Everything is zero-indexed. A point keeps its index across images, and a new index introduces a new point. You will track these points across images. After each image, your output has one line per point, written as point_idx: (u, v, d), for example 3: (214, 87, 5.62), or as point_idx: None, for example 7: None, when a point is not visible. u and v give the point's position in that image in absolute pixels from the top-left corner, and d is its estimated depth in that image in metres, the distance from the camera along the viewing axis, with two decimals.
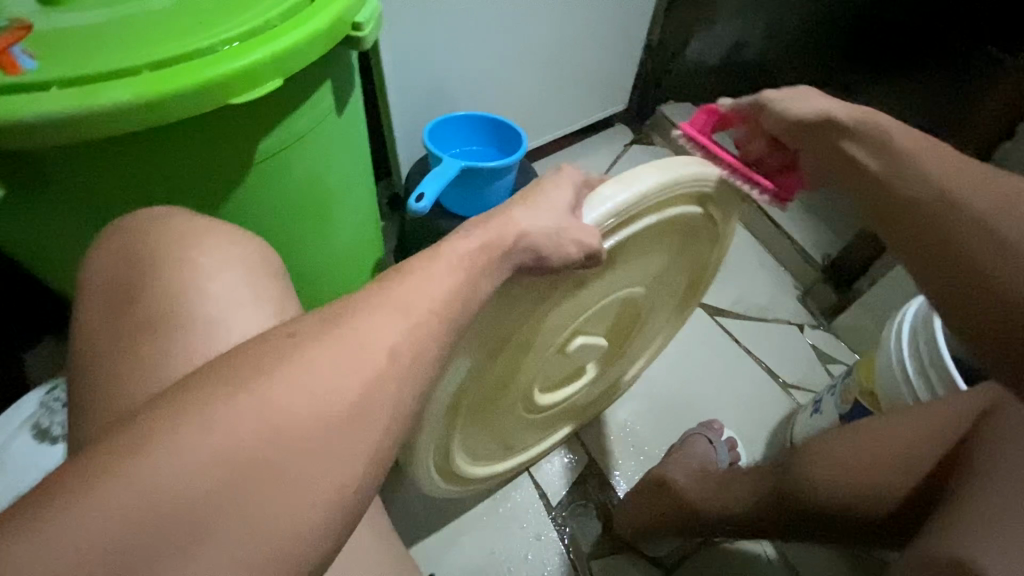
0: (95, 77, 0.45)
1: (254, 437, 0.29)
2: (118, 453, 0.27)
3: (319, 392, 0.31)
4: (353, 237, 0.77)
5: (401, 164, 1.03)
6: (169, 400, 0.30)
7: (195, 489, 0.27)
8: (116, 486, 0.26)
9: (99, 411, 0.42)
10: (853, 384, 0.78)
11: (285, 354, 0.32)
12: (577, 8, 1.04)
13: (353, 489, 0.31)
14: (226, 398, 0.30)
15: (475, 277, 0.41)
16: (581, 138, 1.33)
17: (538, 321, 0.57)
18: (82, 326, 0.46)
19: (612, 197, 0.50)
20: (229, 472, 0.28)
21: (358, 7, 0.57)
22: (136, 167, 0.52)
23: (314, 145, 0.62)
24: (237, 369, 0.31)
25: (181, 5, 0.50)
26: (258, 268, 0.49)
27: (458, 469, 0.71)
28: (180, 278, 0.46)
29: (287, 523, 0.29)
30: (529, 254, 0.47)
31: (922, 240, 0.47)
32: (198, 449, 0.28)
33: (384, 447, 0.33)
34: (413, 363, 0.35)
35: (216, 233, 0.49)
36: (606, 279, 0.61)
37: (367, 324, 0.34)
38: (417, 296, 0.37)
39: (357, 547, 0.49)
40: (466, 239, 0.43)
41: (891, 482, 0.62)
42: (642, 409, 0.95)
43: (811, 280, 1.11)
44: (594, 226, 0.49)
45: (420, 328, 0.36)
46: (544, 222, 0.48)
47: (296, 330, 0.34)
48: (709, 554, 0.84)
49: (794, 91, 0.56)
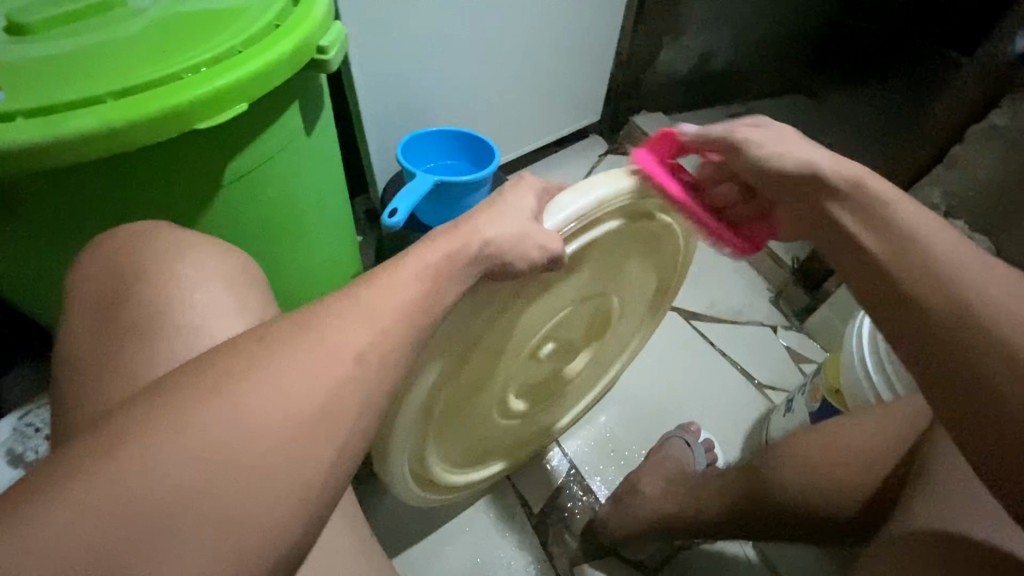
0: (62, 106, 0.46)
1: (227, 452, 0.30)
2: (83, 462, 0.28)
3: (283, 395, 0.32)
4: (328, 250, 0.78)
5: (378, 180, 1.05)
6: (133, 407, 0.31)
7: (161, 495, 0.28)
8: (89, 504, 0.27)
9: (69, 427, 0.42)
10: (820, 383, 0.80)
11: (247, 361, 0.33)
12: (546, 24, 1.06)
13: (319, 489, 0.32)
14: (190, 406, 0.30)
15: (440, 285, 0.42)
16: (556, 149, 1.35)
17: (507, 324, 0.59)
18: (58, 348, 0.47)
19: (572, 204, 0.51)
20: (193, 478, 0.29)
21: (323, 31, 0.58)
22: (105, 192, 0.53)
23: (285, 164, 0.63)
24: (199, 377, 0.32)
25: (149, 34, 0.51)
26: (241, 282, 0.49)
27: (434, 475, 0.71)
28: (162, 288, 0.46)
29: (256, 526, 0.29)
30: (493, 261, 0.48)
31: (874, 273, 0.45)
32: (163, 456, 0.29)
33: (349, 449, 0.34)
34: (379, 365, 0.36)
35: (199, 248, 0.50)
36: (573, 283, 0.63)
37: (329, 329, 0.35)
38: (379, 304, 0.38)
39: (333, 553, 0.49)
40: (431, 250, 0.44)
41: (858, 480, 0.64)
42: (621, 414, 0.97)
43: (782, 283, 1.14)
44: (555, 230, 0.51)
45: (383, 335, 0.37)
46: (505, 229, 0.49)
47: (262, 336, 0.35)
48: (688, 557, 0.85)
49: (773, 137, 0.53)
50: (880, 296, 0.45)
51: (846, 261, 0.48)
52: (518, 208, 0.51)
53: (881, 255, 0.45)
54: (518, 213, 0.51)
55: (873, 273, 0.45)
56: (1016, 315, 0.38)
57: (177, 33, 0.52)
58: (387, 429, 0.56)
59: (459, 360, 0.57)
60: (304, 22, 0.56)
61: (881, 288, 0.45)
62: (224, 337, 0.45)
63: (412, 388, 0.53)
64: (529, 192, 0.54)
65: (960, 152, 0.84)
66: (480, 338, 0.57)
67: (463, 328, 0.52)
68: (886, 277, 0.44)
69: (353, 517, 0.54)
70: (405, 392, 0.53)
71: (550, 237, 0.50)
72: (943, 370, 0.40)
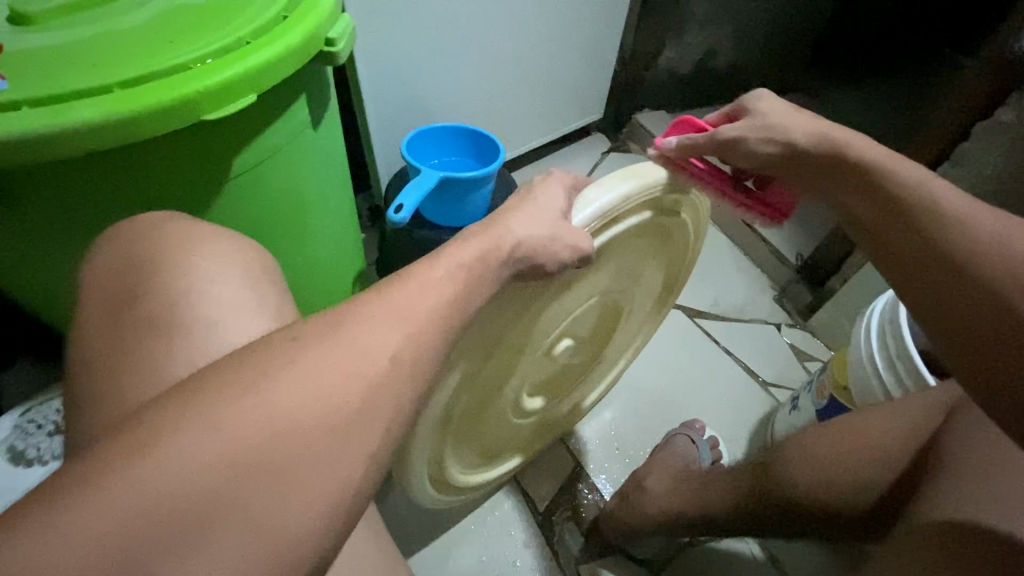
0: (68, 95, 0.45)
1: (261, 450, 0.30)
2: (119, 457, 0.28)
3: (314, 390, 0.32)
4: (335, 244, 0.78)
5: (382, 178, 1.04)
6: (164, 404, 0.30)
7: (195, 489, 0.28)
8: (124, 500, 0.26)
9: (86, 423, 0.41)
10: (827, 380, 0.80)
11: (277, 358, 0.32)
12: (551, 19, 1.05)
13: (353, 489, 0.32)
14: (221, 401, 0.30)
15: (471, 284, 0.42)
16: (560, 147, 1.35)
17: (528, 323, 0.58)
18: (72, 344, 0.45)
19: (596, 200, 0.51)
20: (223, 476, 0.28)
21: (330, 23, 0.58)
22: (112, 183, 0.52)
23: (291, 157, 0.62)
24: (228, 375, 0.32)
25: (157, 24, 0.51)
26: (257, 271, 0.49)
27: (449, 475, 0.71)
28: (180, 279, 0.45)
29: (289, 523, 0.29)
30: (523, 259, 0.48)
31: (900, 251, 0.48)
32: (196, 451, 0.28)
33: (383, 448, 0.33)
34: (412, 365, 0.35)
35: (217, 239, 0.49)
36: (588, 280, 0.62)
37: (358, 328, 0.35)
38: (408, 302, 0.37)
39: (354, 553, 0.49)
40: (458, 248, 0.44)
41: (871, 478, 0.63)
42: (626, 411, 0.97)
43: (786, 281, 1.13)
44: (583, 228, 0.50)
45: (416, 332, 0.36)
46: (531, 227, 0.48)
47: (290, 336, 0.34)
48: (695, 555, 0.84)
49: (762, 117, 0.55)
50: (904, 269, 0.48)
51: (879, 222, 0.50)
52: (541, 207, 0.51)
53: (918, 214, 0.48)
54: (541, 211, 0.50)
55: (909, 230, 0.48)
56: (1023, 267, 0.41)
57: (183, 23, 0.51)
58: (408, 430, 0.55)
59: (478, 362, 0.56)
60: (312, 14, 0.55)
61: (912, 244, 0.47)
62: (242, 335, 0.45)
63: (439, 387, 0.52)
64: (549, 190, 0.53)
65: (965, 150, 0.84)
66: (500, 338, 0.56)
67: (486, 326, 0.52)
68: (920, 238, 0.47)
69: (373, 518, 0.53)
70: (429, 392, 0.52)
71: (577, 236, 0.49)
72: (963, 319, 0.42)
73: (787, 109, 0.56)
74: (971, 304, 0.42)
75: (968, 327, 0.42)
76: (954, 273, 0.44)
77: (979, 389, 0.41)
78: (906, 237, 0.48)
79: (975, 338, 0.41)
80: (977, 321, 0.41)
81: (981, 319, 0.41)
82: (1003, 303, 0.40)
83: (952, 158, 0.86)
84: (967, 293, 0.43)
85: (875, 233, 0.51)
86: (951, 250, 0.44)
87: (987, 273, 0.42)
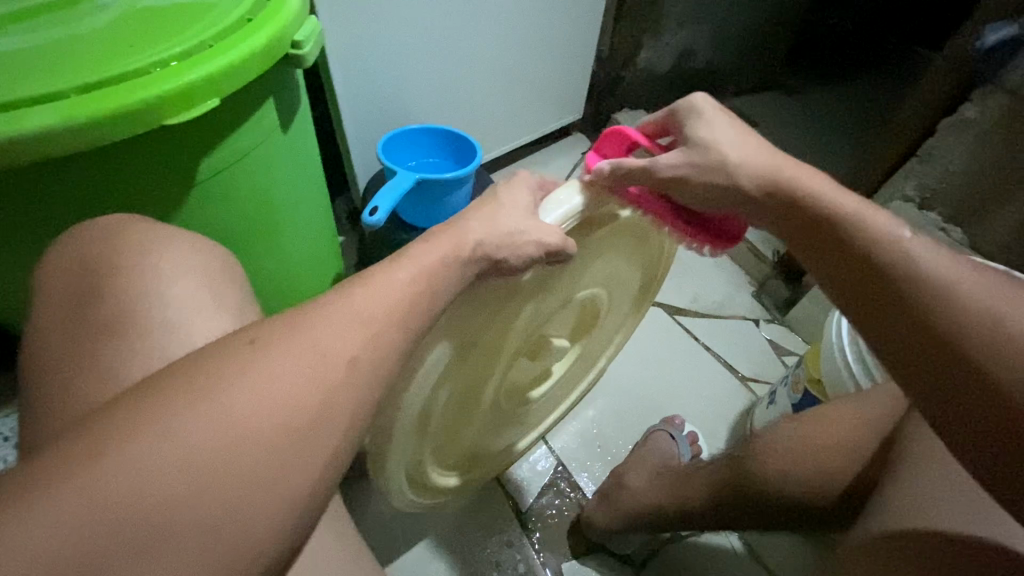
0: (23, 101, 0.44)
1: (219, 454, 0.29)
2: (72, 461, 0.27)
3: (276, 393, 0.32)
4: (308, 247, 0.77)
5: (358, 180, 1.04)
6: (122, 407, 0.30)
7: (152, 492, 0.28)
8: (76, 504, 0.26)
9: (40, 430, 0.40)
10: (801, 373, 0.81)
11: (237, 359, 0.32)
12: (527, 20, 1.06)
13: (314, 489, 0.32)
14: (183, 403, 0.30)
15: (436, 282, 0.42)
16: (540, 147, 1.36)
17: (507, 321, 0.58)
18: (31, 347, 0.45)
19: (568, 200, 0.50)
20: (179, 481, 0.28)
21: (297, 26, 0.57)
22: (73, 187, 0.51)
23: (260, 162, 0.62)
24: (187, 377, 0.31)
25: (116, 24, 0.50)
26: (220, 277, 0.48)
27: (430, 478, 0.71)
28: (143, 283, 0.45)
29: (253, 524, 0.29)
30: (489, 259, 0.48)
31: (863, 288, 0.44)
32: (154, 457, 0.28)
33: (346, 449, 0.34)
34: (377, 366, 0.36)
35: (180, 242, 0.49)
36: (565, 277, 0.62)
37: (321, 331, 0.35)
38: (376, 302, 0.38)
39: (323, 555, 0.49)
40: (425, 249, 0.44)
41: (835, 470, 0.64)
42: (608, 409, 0.97)
43: (764, 277, 1.15)
44: (556, 226, 0.49)
45: (380, 333, 0.36)
46: (497, 226, 0.48)
47: (251, 336, 0.34)
48: (674, 551, 0.85)
49: (705, 148, 0.50)
50: (863, 297, 0.44)
51: (838, 265, 0.46)
52: (510, 205, 0.51)
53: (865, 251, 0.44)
54: (513, 210, 0.50)
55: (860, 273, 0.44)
56: (991, 304, 0.38)
57: (143, 26, 0.50)
58: (381, 432, 0.55)
59: (456, 360, 0.55)
60: (276, 19, 0.55)
61: (858, 273, 0.44)
62: (205, 333, 0.44)
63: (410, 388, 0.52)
64: (522, 189, 0.53)
65: (932, 146, 0.85)
66: (477, 340, 0.56)
67: (460, 326, 0.52)
68: (888, 289, 0.42)
69: (342, 521, 0.53)
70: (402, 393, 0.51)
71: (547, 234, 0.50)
72: (949, 398, 0.38)
73: (737, 123, 0.52)
74: (958, 380, 0.38)
75: (948, 388, 0.38)
76: (918, 328, 0.40)
77: (972, 461, 0.38)
78: (863, 284, 0.44)
79: (950, 388, 0.38)
80: (945, 378, 0.38)
81: (954, 365, 0.38)
82: (1000, 378, 0.36)
83: (921, 154, 0.86)
84: (948, 337, 0.38)
85: (815, 249, 0.48)
86: (914, 298, 0.40)
87: (987, 342, 0.37)
